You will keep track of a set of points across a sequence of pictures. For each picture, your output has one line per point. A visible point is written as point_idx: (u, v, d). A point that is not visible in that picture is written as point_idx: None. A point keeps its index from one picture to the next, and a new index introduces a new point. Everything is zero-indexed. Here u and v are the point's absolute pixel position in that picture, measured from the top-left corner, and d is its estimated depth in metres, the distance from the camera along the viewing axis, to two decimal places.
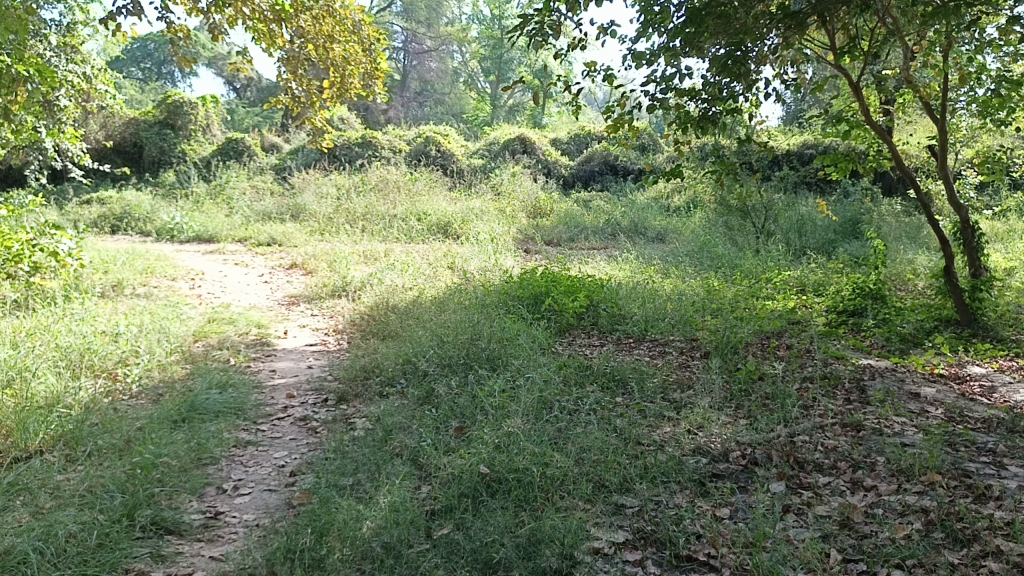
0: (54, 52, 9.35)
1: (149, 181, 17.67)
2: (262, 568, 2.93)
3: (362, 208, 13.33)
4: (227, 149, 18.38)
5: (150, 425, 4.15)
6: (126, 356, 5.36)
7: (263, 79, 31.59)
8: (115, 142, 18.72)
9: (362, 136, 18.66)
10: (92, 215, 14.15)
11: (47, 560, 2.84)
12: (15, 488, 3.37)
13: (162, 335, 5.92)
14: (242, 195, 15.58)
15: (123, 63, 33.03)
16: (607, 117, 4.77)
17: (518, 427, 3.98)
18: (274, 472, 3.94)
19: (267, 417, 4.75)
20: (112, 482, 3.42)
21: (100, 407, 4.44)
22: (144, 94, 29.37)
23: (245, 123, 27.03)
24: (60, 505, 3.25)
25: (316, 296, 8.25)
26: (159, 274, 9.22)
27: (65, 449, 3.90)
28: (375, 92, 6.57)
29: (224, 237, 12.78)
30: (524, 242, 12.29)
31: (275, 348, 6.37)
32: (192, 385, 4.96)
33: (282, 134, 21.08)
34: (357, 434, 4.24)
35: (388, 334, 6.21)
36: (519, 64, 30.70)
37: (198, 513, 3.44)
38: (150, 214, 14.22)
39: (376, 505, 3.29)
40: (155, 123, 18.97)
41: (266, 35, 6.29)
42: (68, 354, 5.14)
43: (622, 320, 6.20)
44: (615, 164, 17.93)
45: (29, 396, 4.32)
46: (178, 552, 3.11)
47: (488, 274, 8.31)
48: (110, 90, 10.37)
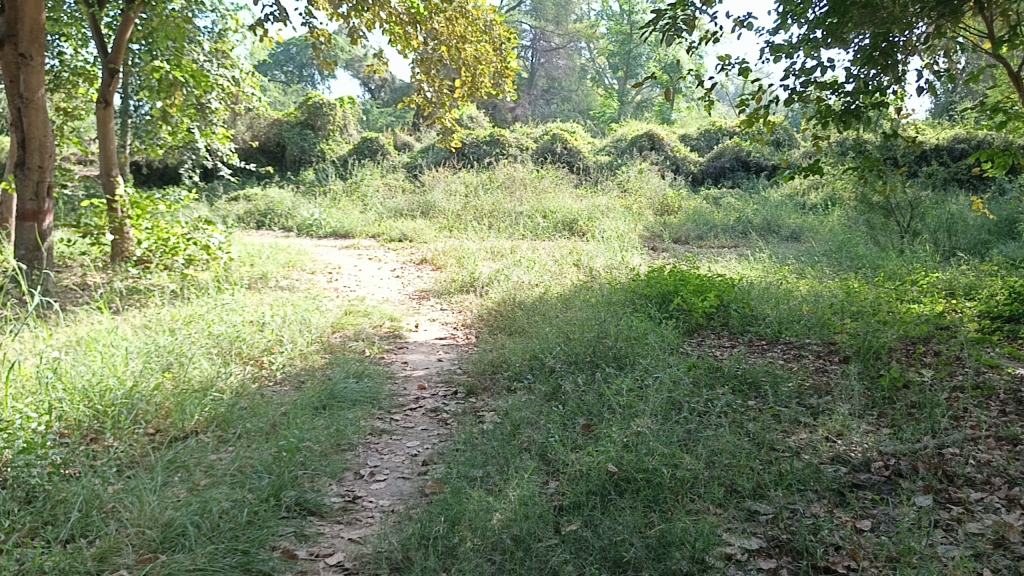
0: (207, 56, 9.89)
1: (291, 179, 18.61)
2: (397, 552, 3.03)
3: (490, 205, 13.59)
4: (363, 148, 19.11)
5: (293, 411, 4.39)
6: (271, 344, 5.67)
7: (397, 80, 32.68)
8: (260, 142, 19.86)
9: (491, 133, 18.90)
10: (238, 211, 15.04)
11: (203, 533, 3.03)
12: (174, 465, 3.61)
13: (303, 326, 6.22)
14: (376, 193, 16.17)
15: (268, 67, 34.92)
16: (741, 111, 4.61)
17: (646, 427, 3.95)
18: (407, 461, 4.07)
19: (400, 407, 4.91)
20: (260, 463, 3.64)
21: (248, 392, 4.71)
22: (285, 96, 31.01)
23: (379, 123, 28.00)
24: (214, 483, 3.46)
25: (445, 291, 8.47)
26: (300, 267, 9.72)
27: (217, 430, 4.17)
28: (505, 91, 6.60)
29: (359, 233, 13.30)
30: (650, 239, 12.15)
31: (406, 340, 6.59)
32: (331, 373, 5.21)
33: (414, 133, 21.71)
34: (485, 427, 4.33)
35: (515, 329, 6.30)
36: (648, 59, 30.24)
37: (337, 496, 3.60)
38: (291, 210, 14.98)
39: (505, 497, 3.35)
40: (297, 124, 20.00)
41: (402, 38, 6.66)
42: (220, 341, 5.48)
43: (753, 321, 6.04)
44: (747, 160, 17.44)
45: (186, 380, 4.64)
46: (319, 533, 3.27)
47: (614, 272, 8.26)
48: (256, 92, 10.64)
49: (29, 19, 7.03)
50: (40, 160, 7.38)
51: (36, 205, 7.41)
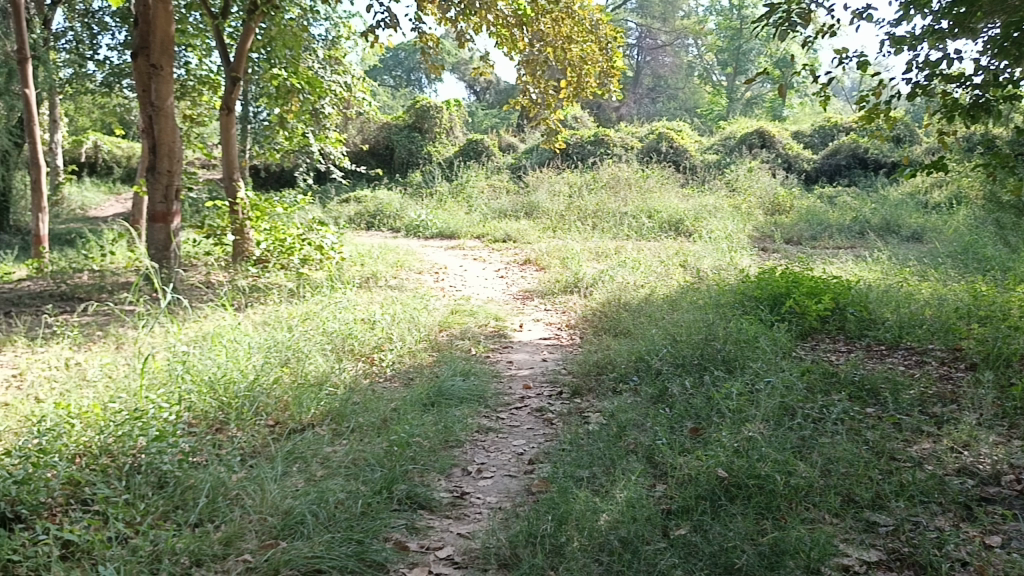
0: (321, 64, 10.27)
1: (399, 181, 19.08)
2: (505, 549, 3.08)
3: (594, 205, 13.56)
4: (468, 150, 19.37)
5: (403, 407, 4.50)
6: (381, 342, 5.83)
7: (502, 82, 32.99)
8: (369, 145, 20.43)
9: (596, 133, 18.83)
10: (349, 213, 15.54)
11: (320, 522, 3.15)
12: (292, 456, 3.77)
13: (411, 324, 6.37)
14: (480, 194, 16.37)
15: (377, 72, 35.92)
16: (860, 106, 4.46)
17: (757, 432, 3.85)
18: (514, 459, 4.12)
19: (506, 406, 4.96)
20: (372, 456, 3.75)
21: (360, 387, 4.87)
22: (394, 100, 31.80)
23: (484, 125, 28.32)
24: (329, 474, 3.59)
25: (549, 292, 8.50)
26: (408, 267, 9.95)
27: (332, 424, 4.32)
28: (610, 91, 6.56)
29: (464, 234, 13.50)
30: (760, 239, 11.83)
31: (511, 339, 6.65)
32: (439, 371, 5.31)
33: (518, 134, 21.87)
34: (591, 428, 4.33)
35: (621, 330, 6.27)
36: (759, 54, 29.42)
37: (446, 491, 3.67)
38: (399, 211, 15.35)
39: (613, 499, 3.34)
40: (405, 127, 20.46)
41: (509, 40, 6.66)
42: (333, 338, 5.67)
43: (871, 324, 5.79)
44: (865, 157, 16.75)
45: (303, 374, 4.83)
46: (430, 526, 3.34)
47: (722, 273, 8.10)
48: (366, 97, 10.95)
49: (161, 31, 7.48)
50: (169, 165, 7.82)
51: (165, 207, 7.86)
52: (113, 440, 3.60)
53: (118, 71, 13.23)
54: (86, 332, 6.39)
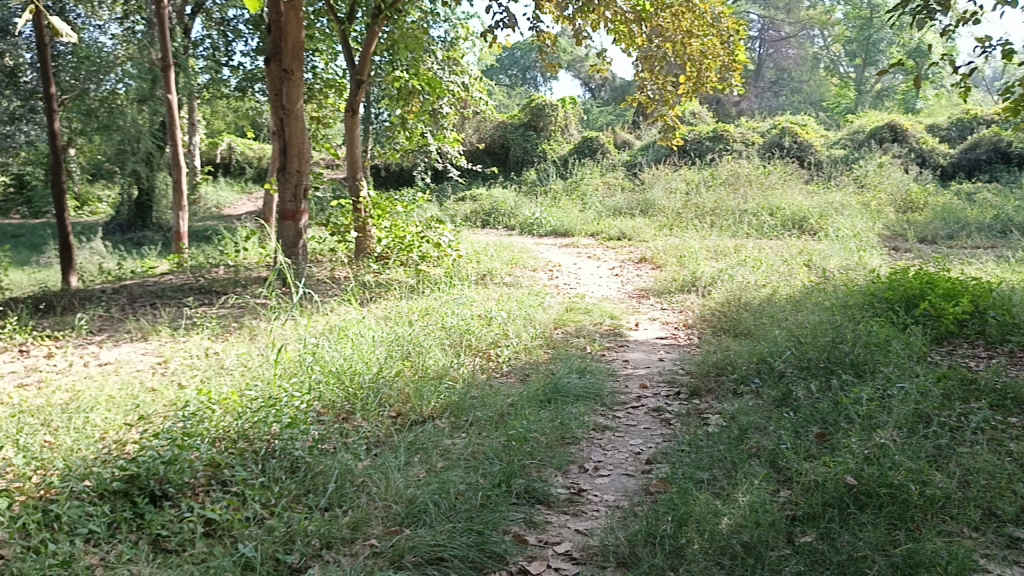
0: (440, 65, 10.48)
1: (514, 179, 19.26)
2: (624, 547, 3.07)
3: (712, 203, 13.29)
4: (583, 147, 19.32)
5: (520, 402, 4.55)
6: (498, 338, 5.91)
7: (618, 79, 32.75)
8: (486, 144, 20.71)
9: (715, 129, 18.43)
10: (465, 211, 15.83)
11: (442, 511, 3.23)
12: (414, 446, 3.88)
13: (528, 321, 6.43)
14: (595, 191, 16.33)
15: (494, 71, 36.38)
16: (1003, 98, 4.21)
17: (889, 439, 3.67)
18: (631, 458, 4.10)
19: (622, 405, 4.93)
20: (491, 450, 3.82)
21: (478, 382, 4.96)
22: (509, 98, 32.11)
23: (600, 122, 28.17)
24: (450, 466, 3.68)
25: (666, 290, 8.40)
26: (523, 264, 10.01)
27: (451, 417, 4.42)
28: (732, 85, 6.45)
29: (579, 231, 13.48)
30: (890, 238, 11.27)
31: (627, 338, 6.60)
32: (555, 368, 5.34)
33: (634, 131, 21.66)
34: (711, 430, 4.25)
35: (742, 331, 6.12)
36: (890, 44, 28.04)
37: (563, 488, 3.69)
38: (514, 209, 15.49)
39: (734, 502, 3.27)
40: (521, 125, 20.63)
41: (626, 36, 6.79)
42: (451, 333, 5.79)
43: (1015, 329, 5.43)
44: (1008, 150, 15.68)
45: (423, 368, 4.97)
46: (548, 521, 3.37)
47: (850, 272, 7.78)
48: (483, 97, 11.12)
49: (292, 37, 7.85)
50: (298, 165, 8.16)
51: (294, 205, 8.22)
52: (249, 425, 3.81)
53: (251, 75, 13.94)
54: (223, 323, 6.78)
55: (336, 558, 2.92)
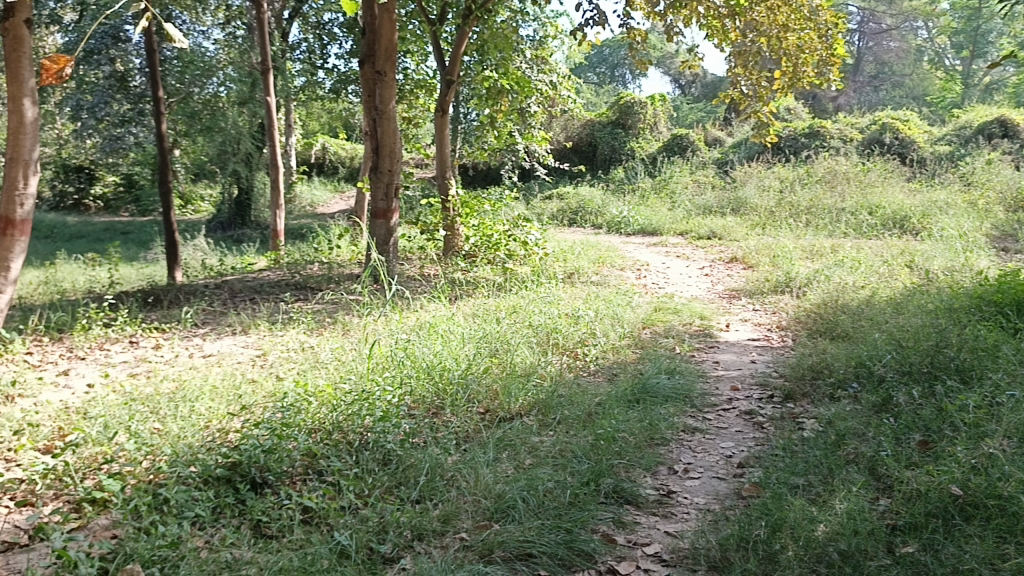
0: (528, 64, 10.54)
1: (602, 178, 19.18)
2: (715, 551, 3.03)
3: (807, 201, 12.92)
4: (673, 145, 19.05)
5: (609, 402, 4.54)
6: (585, 337, 5.89)
7: (709, 75, 32.20)
8: (573, 142, 20.68)
9: (810, 126, 17.90)
10: (553, 210, 15.87)
11: (530, 508, 3.25)
12: (502, 443, 3.91)
13: (615, 321, 6.39)
14: (685, 189, 16.10)
15: (582, 69, 36.32)
16: None
17: (998, 448, 3.49)
18: (722, 461, 4.03)
19: (713, 407, 4.85)
20: (579, 448, 3.82)
21: (566, 380, 4.96)
22: (598, 96, 31.98)
23: (690, 119, 27.74)
24: (538, 463, 3.70)
25: (758, 291, 8.21)
26: (610, 263, 9.95)
27: (539, 414, 4.43)
28: (830, 79, 6.27)
29: (667, 230, 13.31)
30: (1000, 238, 10.71)
31: (717, 340, 6.48)
32: (644, 368, 5.29)
33: (726, 128, 21.24)
34: (806, 435, 4.14)
35: (839, 334, 5.93)
36: (1002, 34, 26.61)
37: (653, 489, 3.66)
38: (601, 208, 15.43)
39: (831, 509, 3.18)
40: (609, 123, 20.52)
41: (719, 31, 6.53)
42: (539, 331, 5.81)
43: None
44: None
45: (511, 365, 5.00)
46: (637, 522, 3.35)
47: (955, 274, 7.43)
48: (571, 95, 11.11)
49: (385, 40, 8.02)
50: (390, 165, 8.32)
51: (386, 204, 8.39)
52: (344, 418, 3.92)
53: (345, 78, 14.31)
54: (318, 318, 6.98)
55: (427, 549, 2.98)
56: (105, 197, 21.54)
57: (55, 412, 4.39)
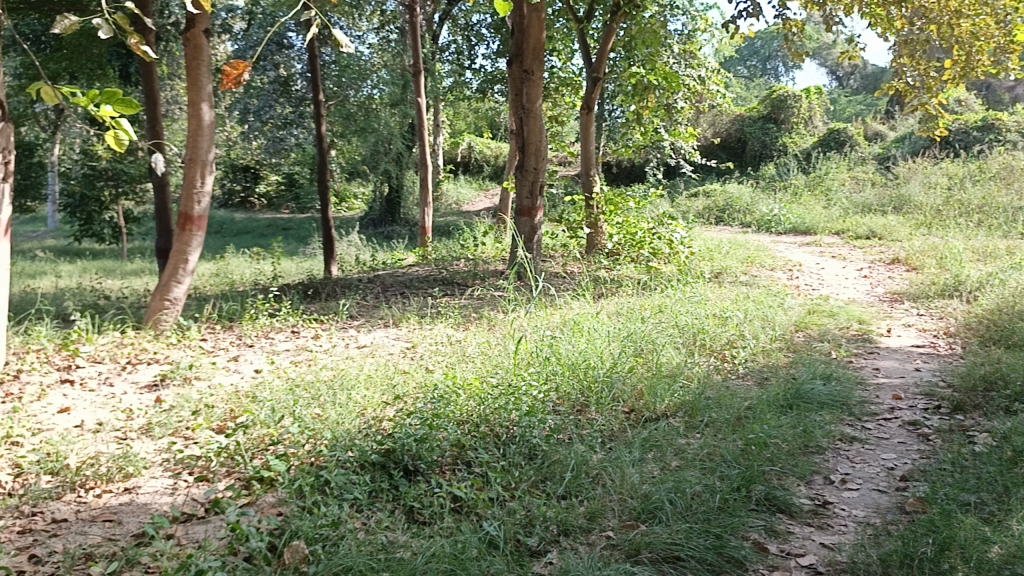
0: (676, 59, 10.38)
1: (751, 175, 18.58)
2: (876, 567, 2.87)
3: (979, 199, 12.01)
4: (829, 139, 18.16)
5: (759, 406, 4.39)
6: (734, 338, 5.73)
7: (869, 65, 30.54)
8: (722, 139, 20.16)
9: (984, 118, 16.62)
10: (699, 208, 15.57)
11: (678, 511, 3.20)
12: (649, 443, 3.88)
13: (766, 323, 6.18)
14: (841, 186, 15.36)
15: (732, 62, 35.33)
16: None
17: None
18: (883, 473, 3.82)
19: (872, 416, 4.60)
20: (729, 453, 3.73)
21: (714, 382, 4.83)
22: (748, 90, 31.00)
23: (847, 112, 26.41)
24: (685, 466, 3.64)
25: (923, 294, 7.71)
26: (760, 263, 9.61)
27: (685, 416, 4.34)
28: (1008, 68, 5.88)
29: (822, 229, 12.73)
30: None
31: (877, 345, 6.13)
32: (796, 373, 5.08)
33: (887, 121, 20.06)
34: (978, 449, 3.85)
35: (1016, 343, 5.47)
36: None
37: (807, 498, 3.51)
38: (750, 206, 15.00)
39: (1007, 530, 2.95)
40: (760, 118, 19.86)
41: (883, 20, 6.17)
42: (685, 332, 5.71)
43: None
44: None
45: (657, 365, 4.93)
46: (790, 531, 3.22)
47: None
48: (720, 90, 10.85)
49: (533, 39, 8.11)
50: (535, 162, 8.40)
51: (531, 201, 8.46)
52: (492, 411, 4.01)
53: (491, 77, 14.65)
54: (465, 314, 7.15)
55: (574, 545, 2.99)
56: (268, 195, 22.91)
57: (226, 395, 4.74)
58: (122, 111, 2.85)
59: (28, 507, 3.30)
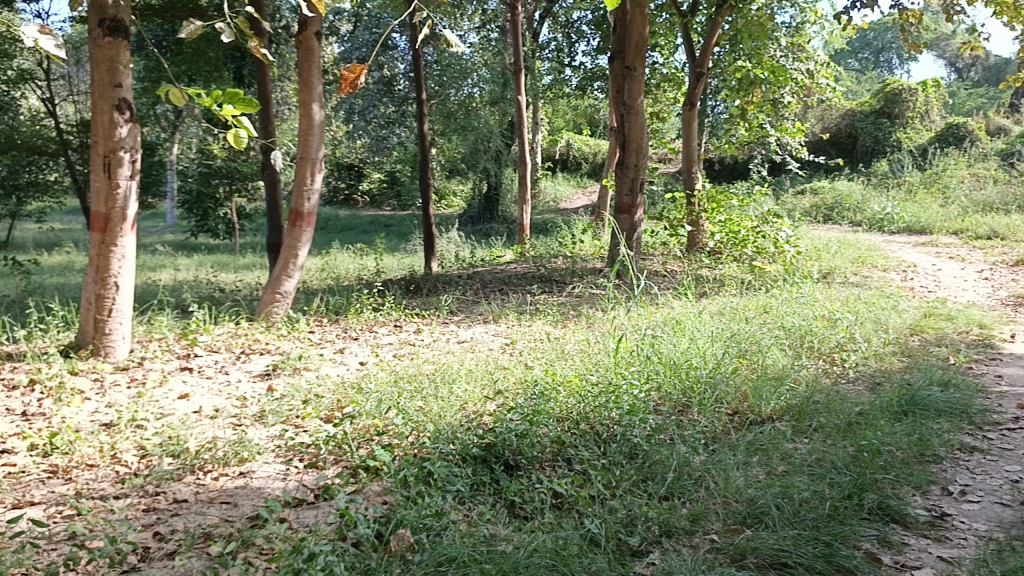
0: (783, 52, 10.08)
1: (862, 172, 17.87)
2: None
3: None
4: (947, 134, 17.27)
5: (871, 413, 4.22)
6: (843, 341, 5.52)
7: (993, 56, 28.89)
8: (830, 134, 19.46)
9: None
10: (806, 206, 15.09)
11: (784, 517, 3.10)
12: (753, 447, 3.79)
13: (878, 325, 5.93)
14: (960, 184, 14.60)
15: (842, 55, 34.06)
16: None
17: None
18: (1008, 487, 3.60)
19: (995, 426, 4.35)
20: (839, 459, 3.60)
21: (822, 386, 4.67)
22: (860, 84, 29.82)
23: (968, 105, 25.06)
24: (792, 471, 3.54)
25: None
26: (871, 263, 9.22)
27: (792, 420, 4.21)
28: None
29: (938, 228, 12.13)
30: None
31: (1001, 352, 5.78)
32: (911, 378, 4.85)
33: (1013, 114, 18.92)
34: None
35: None
36: None
37: (924, 509, 3.34)
38: (860, 204, 14.44)
39: None
40: (872, 113, 19.07)
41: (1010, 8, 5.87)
42: (791, 334, 5.55)
43: None
44: None
45: (762, 367, 4.80)
46: (905, 543, 3.07)
47: None
48: (829, 83, 10.48)
49: (636, 34, 8.03)
50: (636, 160, 8.32)
51: (631, 199, 8.38)
52: (592, 409, 4.01)
53: (591, 74, 14.92)
54: (564, 311, 7.15)
55: (676, 547, 2.95)
56: (370, 193, 23.48)
57: (333, 386, 4.89)
58: (243, 110, 2.98)
59: (152, 486, 3.49)
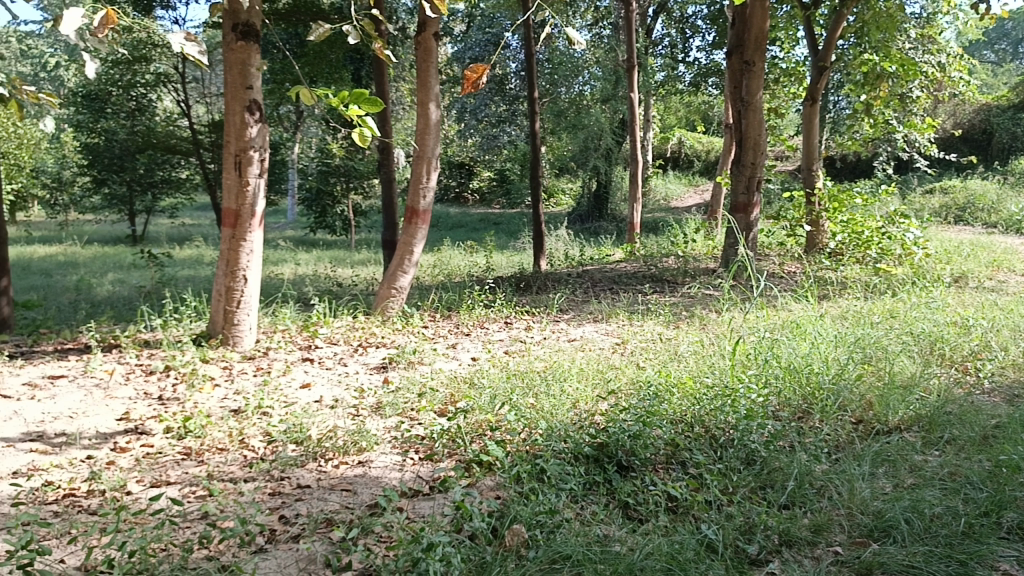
0: (913, 44, 9.59)
1: (997, 170, 16.81)
2: None
3: None
4: None
5: (1010, 426, 3.95)
6: (978, 349, 5.20)
7: None
8: (963, 130, 18.40)
9: None
10: (935, 206, 14.32)
11: (914, 532, 2.95)
12: (880, 458, 3.62)
13: (1017, 333, 5.55)
14: None
15: (978, 47, 32.16)
16: None
17: None
18: None
19: None
20: (975, 474, 3.39)
21: (955, 396, 4.40)
22: (997, 76, 28.08)
23: None
24: (922, 484, 3.36)
25: None
26: (1008, 267, 8.65)
27: (922, 431, 4.00)
28: None
29: None
30: None
31: None
32: None
33: None
34: None
35: None
36: None
37: None
38: (995, 204, 13.62)
39: None
40: (1010, 107, 17.92)
41: None
42: (920, 340, 5.28)
43: None
44: None
45: (889, 374, 4.57)
46: None
47: None
48: (964, 75, 9.91)
49: (756, 28, 7.80)
50: (753, 157, 8.10)
51: (747, 198, 8.16)
52: (708, 412, 3.93)
53: (706, 70, 14.70)
54: (676, 311, 7.06)
55: (797, 558, 2.85)
56: (481, 191, 23.74)
57: (447, 380, 4.97)
58: (368, 110, 3.06)
59: (276, 471, 3.65)
